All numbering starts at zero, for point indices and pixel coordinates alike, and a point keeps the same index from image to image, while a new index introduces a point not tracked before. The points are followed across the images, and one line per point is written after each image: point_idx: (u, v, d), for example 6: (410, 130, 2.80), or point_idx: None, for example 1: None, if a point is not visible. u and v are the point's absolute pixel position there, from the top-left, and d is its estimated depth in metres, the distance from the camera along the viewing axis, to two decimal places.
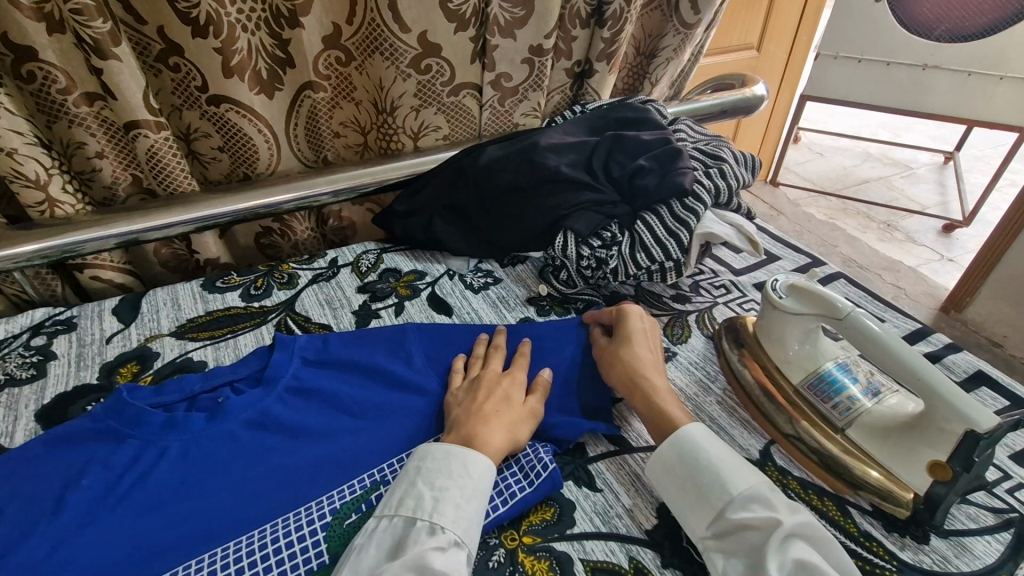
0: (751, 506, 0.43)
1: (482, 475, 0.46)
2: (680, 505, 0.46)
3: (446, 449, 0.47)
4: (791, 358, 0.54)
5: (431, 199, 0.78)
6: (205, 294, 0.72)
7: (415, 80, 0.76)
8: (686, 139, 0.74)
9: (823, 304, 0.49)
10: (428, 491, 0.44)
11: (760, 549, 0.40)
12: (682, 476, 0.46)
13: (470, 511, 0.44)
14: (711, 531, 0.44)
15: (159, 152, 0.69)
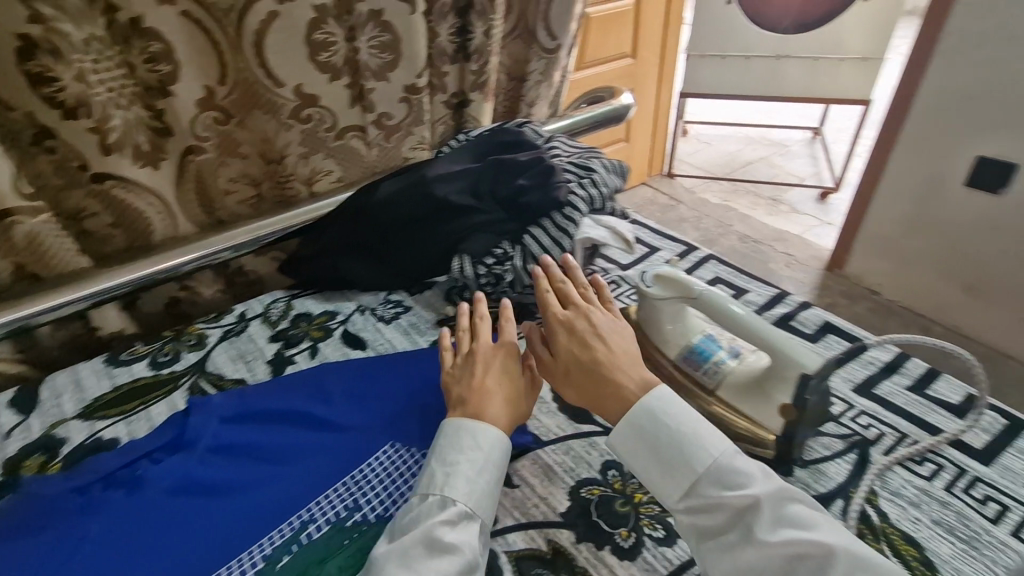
0: (720, 475, 0.45)
1: (494, 446, 0.49)
2: (650, 481, 0.47)
3: (478, 425, 0.50)
4: (667, 337, 0.61)
5: (331, 240, 0.80)
6: (111, 370, 0.71)
7: (298, 129, 0.78)
8: (561, 154, 0.81)
9: (682, 285, 0.58)
10: (460, 468, 0.48)
11: (743, 522, 0.43)
12: (646, 452, 0.47)
13: (483, 484, 0.47)
14: (683, 503, 0.46)
15: (42, 234, 0.67)
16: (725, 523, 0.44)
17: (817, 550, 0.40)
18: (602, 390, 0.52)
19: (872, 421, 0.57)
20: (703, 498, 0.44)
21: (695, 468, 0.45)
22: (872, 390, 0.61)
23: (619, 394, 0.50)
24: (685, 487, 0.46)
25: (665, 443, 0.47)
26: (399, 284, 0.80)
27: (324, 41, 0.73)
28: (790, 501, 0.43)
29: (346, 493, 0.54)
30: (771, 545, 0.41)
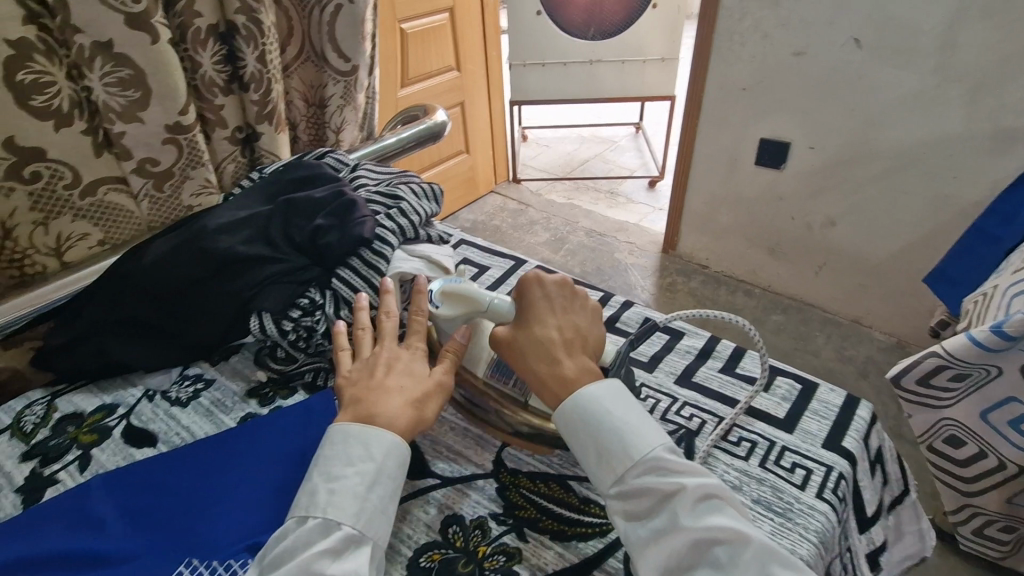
0: (651, 464, 0.46)
1: (391, 452, 0.48)
2: (589, 463, 0.49)
3: (366, 429, 0.49)
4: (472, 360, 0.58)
5: (94, 319, 0.65)
6: None
7: (23, 193, 0.63)
8: (368, 184, 0.75)
9: (467, 299, 0.57)
10: (358, 479, 0.46)
11: (663, 514, 0.44)
12: (591, 438, 0.48)
13: (375, 499, 0.46)
14: (616, 489, 0.47)
15: None
16: (648, 515, 0.45)
17: (730, 537, 0.42)
18: (542, 370, 0.52)
19: (694, 411, 0.59)
20: (634, 486, 0.46)
21: (631, 455, 0.47)
22: (691, 379, 0.63)
23: (559, 373, 0.51)
24: (616, 476, 0.47)
25: (608, 430, 0.48)
26: (188, 359, 0.68)
27: (34, 82, 0.60)
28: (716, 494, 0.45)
29: None
30: (693, 533, 0.43)
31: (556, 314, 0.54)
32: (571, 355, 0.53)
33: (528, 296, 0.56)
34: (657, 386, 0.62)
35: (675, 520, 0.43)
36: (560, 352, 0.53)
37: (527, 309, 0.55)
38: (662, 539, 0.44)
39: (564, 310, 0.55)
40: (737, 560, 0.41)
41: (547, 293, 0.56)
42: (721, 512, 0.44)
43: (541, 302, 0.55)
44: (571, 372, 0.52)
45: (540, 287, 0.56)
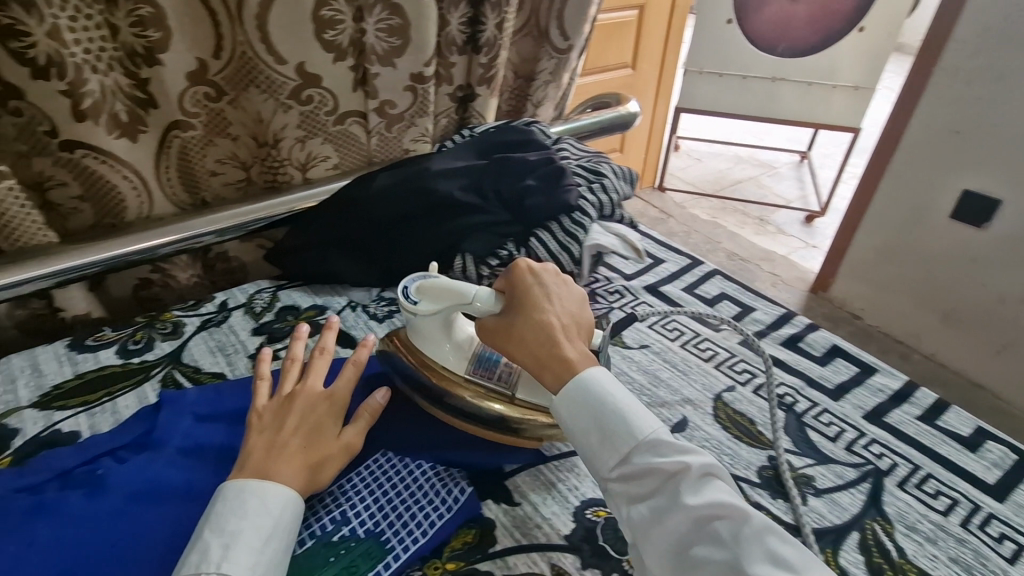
0: (657, 447, 0.42)
1: (286, 511, 0.43)
2: (587, 445, 0.45)
3: (287, 501, 0.43)
4: (450, 355, 0.56)
5: (323, 230, 0.75)
6: (73, 356, 0.65)
7: (298, 111, 0.73)
8: (570, 157, 0.78)
9: (450, 292, 0.54)
10: (258, 542, 0.41)
11: (666, 494, 0.40)
12: (594, 417, 0.45)
13: (268, 554, 0.41)
14: (618, 473, 0.43)
15: (4, 202, 0.61)
16: (652, 494, 0.41)
17: (733, 518, 0.38)
18: (546, 355, 0.49)
19: (885, 450, 0.55)
20: (637, 466, 0.42)
21: (635, 437, 0.43)
22: (882, 418, 0.59)
23: (561, 356, 0.48)
24: (619, 458, 0.43)
25: (610, 410, 0.44)
26: (385, 282, 0.75)
27: (331, 18, 0.69)
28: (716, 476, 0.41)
29: (331, 504, 0.49)
30: (695, 510, 0.39)
31: (563, 307, 0.52)
32: (577, 343, 0.50)
33: (521, 280, 0.53)
34: (843, 416, 0.59)
35: (680, 497, 0.40)
36: (564, 339, 0.50)
37: (519, 292, 0.52)
38: (665, 520, 0.40)
39: (558, 305, 0.52)
40: (746, 542, 0.37)
41: (550, 280, 0.53)
42: (725, 490, 0.41)
43: (528, 292, 0.52)
44: (576, 357, 0.48)
45: (536, 272, 0.53)
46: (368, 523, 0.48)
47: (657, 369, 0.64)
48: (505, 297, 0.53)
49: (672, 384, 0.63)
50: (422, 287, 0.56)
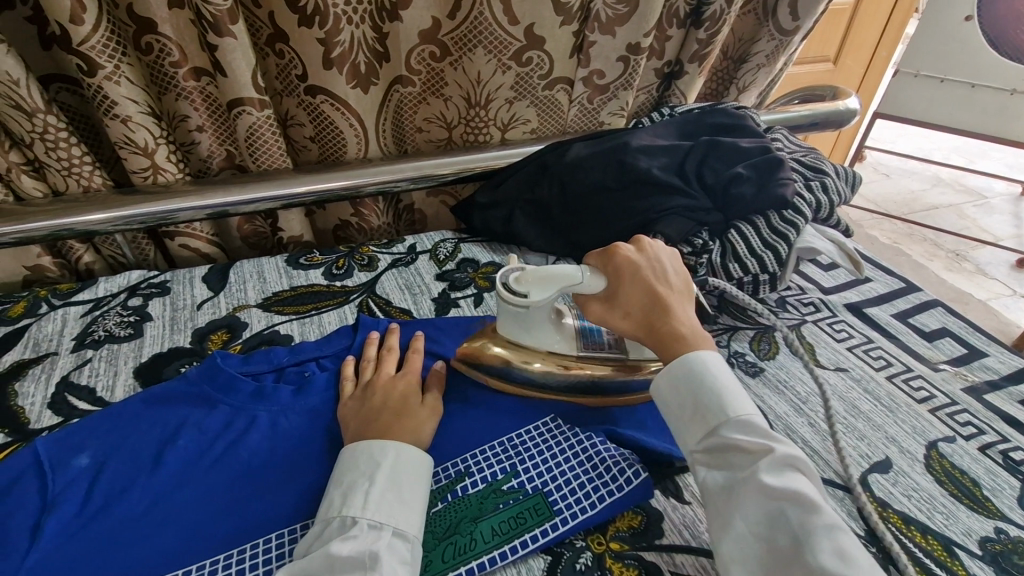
0: (746, 427, 0.42)
1: (386, 456, 0.45)
2: (678, 418, 0.45)
3: (386, 447, 0.46)
4: (557, 343, 0.56)
5: (512, 191, 0.77)
6: (289, 270, 0.74)
7: (514, 72, 0.75)
8: (783, 149, 0.72)
9: (557, 278, 0.52)
10: (370, 484, 0.44)
11: (746, 470, 0.40)
12: (688, 389, 0.45)
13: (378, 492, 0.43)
14: (703, 446, 0.43)
15: (260, 128, 0.70)
16: (733, 470, 0.41)
17: (808, 505, 0.37)
18: (662, 335, 0.49)
19: None
20: (721, 440, 0.42)
21: (727, 414, 0.43)
22: None
23: (674, 332, 0.49)
24: (708, 430, 0.43)
25: (708, 385, 0.44)
26: (566, 256, 0.74)
27: None
28: (796, 468, 0.40)
29: (502, 454, 0.51)
30: (768, 490, 0.38)
31: (661, 277, 0.52)
32: (684, 313, 0.50)
33: (624, 256, 0.53)
34: None
35: (757, 475, 0.39)
36: (671, 311, 0.50)
37: (615, 267, 0.53)
38: (738, 495, 0.39)
39: (661, 276, 0.52)
40: (812, 531, 0.36)
41: (651, 254, 0.54)
42: (806, 484, 0.39)
43: (636, 275, 0.51)
44: (689, 332, 0.49)
45: (636, 249, 0.54)
46: (536, 481, 0.49)
47: (856, 398, 0.57)
48: (609, 282, 0.52)
49: (875, 419, 0.55)
50: (521, 276, 0.53)
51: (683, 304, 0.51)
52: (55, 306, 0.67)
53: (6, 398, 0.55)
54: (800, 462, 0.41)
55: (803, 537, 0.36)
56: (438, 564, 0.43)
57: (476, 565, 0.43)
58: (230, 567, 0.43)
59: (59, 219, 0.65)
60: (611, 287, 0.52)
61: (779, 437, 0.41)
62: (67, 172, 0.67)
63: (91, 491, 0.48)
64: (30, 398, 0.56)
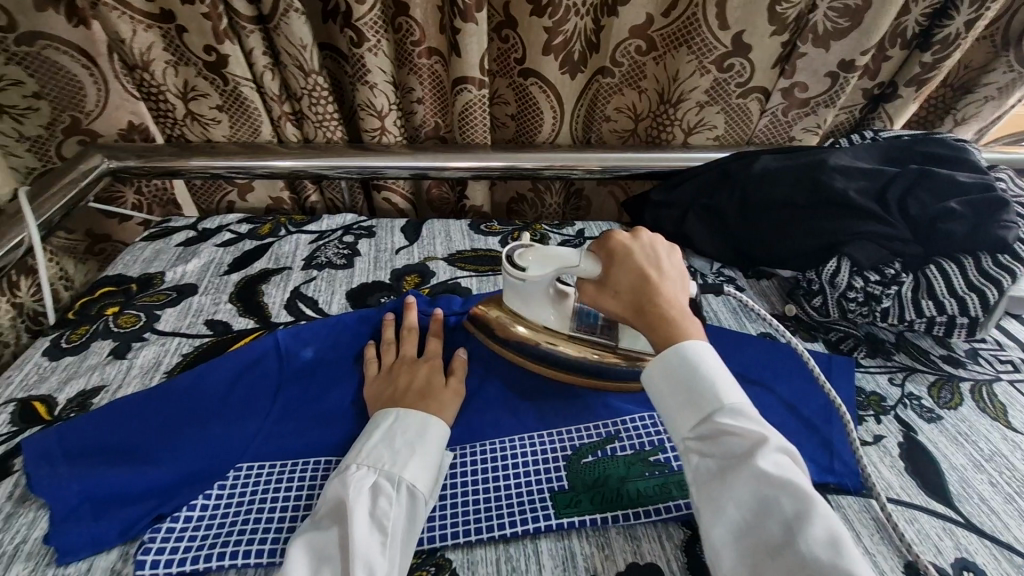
0: (742, 417, 0.42)
1: (408, 422, 0.48)
2: (673, 407, 0.45)
3: (408, 416, 0.49)
4: (551, 319, 0.57)
5: (690, 193, 0.78)
6: (471, 234, 0.83)
7: (714, 76, 0.77)
8: (1008, 190, 0.66)
9: (558, 258, 0.54)
10: (390, 448, 0.46)
11: (738, 456, 0.40)
12: (683, 376, 0.44)
13: (394, 452, 0.46)
14: (697, 434, 0.43)
15: (474, 105, 0.79)
16: (726, 456, 0.41)
17: (800, 496, 0.37)
18: (663, 331, 0.47)
19: None
20: (718, 431, 0.41)
21: (724, 402, 0.42)
22: None
23: (672, 320, 0.48)
24: (701, 419, 0.43)
25: (705, 376, 0.44)
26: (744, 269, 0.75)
27: None
28: (785, 454, 0.40)
29: (652, 427, 0.54)
30: (764, 477, 0.38)
31: (655, 260, 0.52)
32: (673, 296, 0.49)
33: (616, 240, 0.53)
34: None
35: (753, 462, 0.39)
36: (663, 298, 0.49)
37: (608, 252, 0.53)
38: (730, 480, 0.39)
39: (654, 266, 0.51)
40: (805, 522, 0.35)
41: (643, 240, 0.53)
42: (799, 474, 0.39)
43: (637, 271, 0.50)
44: (673, 315, 0.48)
45: (629, 236, 0.53)
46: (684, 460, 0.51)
47: None
48: (611, 280, 0.51)
49: None
50: (525, 252, 0.55)
51: (675, 289, 0.50)
52: (291, 232, 0.81)
53: (256, 296, 0.70)
54: (791, 452, 0.40)
55: (798, 525, 0.36)
56: (585, 505, 0.48)
57: (620, 514, 0.47)
58: None
59: (307, 162, 0.80)
60: (614, 283, 0.51)
61: (770, 427, 0.41)
62: (318, 124, 0.81)
63: (313, 378, 0.58)
64: (272, 299, 0.69)
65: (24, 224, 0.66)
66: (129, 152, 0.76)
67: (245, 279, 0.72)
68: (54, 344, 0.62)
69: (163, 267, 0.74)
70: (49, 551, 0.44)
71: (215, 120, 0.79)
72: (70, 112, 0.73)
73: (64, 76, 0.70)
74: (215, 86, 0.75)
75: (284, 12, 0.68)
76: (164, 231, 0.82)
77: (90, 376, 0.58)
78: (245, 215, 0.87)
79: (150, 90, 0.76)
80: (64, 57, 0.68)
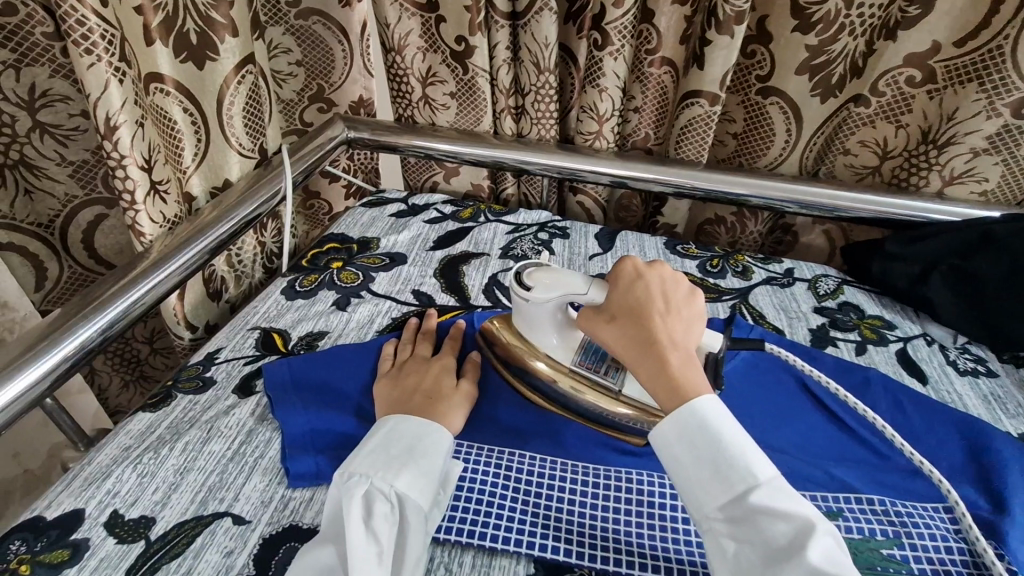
0: (778, 496, 0.35)
1: (409, 429, 0.46)
2: (695, 480, 0.38)
3: (406, 424, 0.46)
4: (557, 347, 0.53)
5: (938, 249, 0.67)
6: (667, 253, 0.79)
7: (1003, 123, 0.66)
8: None
9: (567, 283, 0.49)
10: (387, 453, 0.44)
11: (780, 544, 0.34)
12: (705, 445, 0.38)
13: (391, 457, 0.43)
14: (726, 514, 0.36)
15: (700, 120, 0.76)
16: (765, 544, 0.34)
17: None
18: (653, 370, 0.42)
19: None
20: (751, 512, 0.35)
21: (754, 479, 0.36)
22: None
23: (658, 359, 0.42)
24: (732, 496, 0.36)
25: (730, 447, 0.37)
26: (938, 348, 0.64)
27: None
28: (832, 538, 0.34)
29: (881, 513, 0.47)
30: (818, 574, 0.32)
31: (665, 296, 0.45)
32: (676, 338, 0.43)
33: (628, 269, 0.47)
34: None
35: (802, 557, 0.33)
36: (667, 343, 0.42)
37: (618, 282, 0.47)
38: None
39: (665, 303, 0.45)
40: None
41: (661, 270, 0.47)
42: (853, 565, 0.33)
43: (643, 307, 0.44)
44: (675, 361, 0.42)
45: (645, 267, 0.47)
46: (926, 565, 0.44)
47: None
48: (618, 314, 0.45)
49: None
50: (535, 271, 0.51)
51: (686, 334, 0.44)
52: (490, 219, 0.84)
53: (458, 276, 0.73)
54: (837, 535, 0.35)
55: None
56: None
57: None
58: (607, 483, 0.48)
59: (519, 154, 0.81)
60: (620, 317, 0.45)
61: (806, 503, 0.35)
62: (536, 121, 0.82)
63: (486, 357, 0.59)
64: (472, 281, 0.72)
65: (281, 171, 0.73)
66: (366, 126, 0.85)
67: (448, 258, 0.76)
68: (291, 285, 0.70)
69: (379, 233, 0.80)
70: (281, 471, 0.48)
71: (444, 106, 0.84)
72: (318, 82, 0.83)
73: (321, 48, 0.79)
74: (455, 74, 0.80)
75: (539, 10, 0.70)
76: (380, 200, 0.89)
77: (317, 320, 0.64)
78: (448, 197, 0.91)
79: (396, 72, 0.83)
80: (326, 32, 0.76)
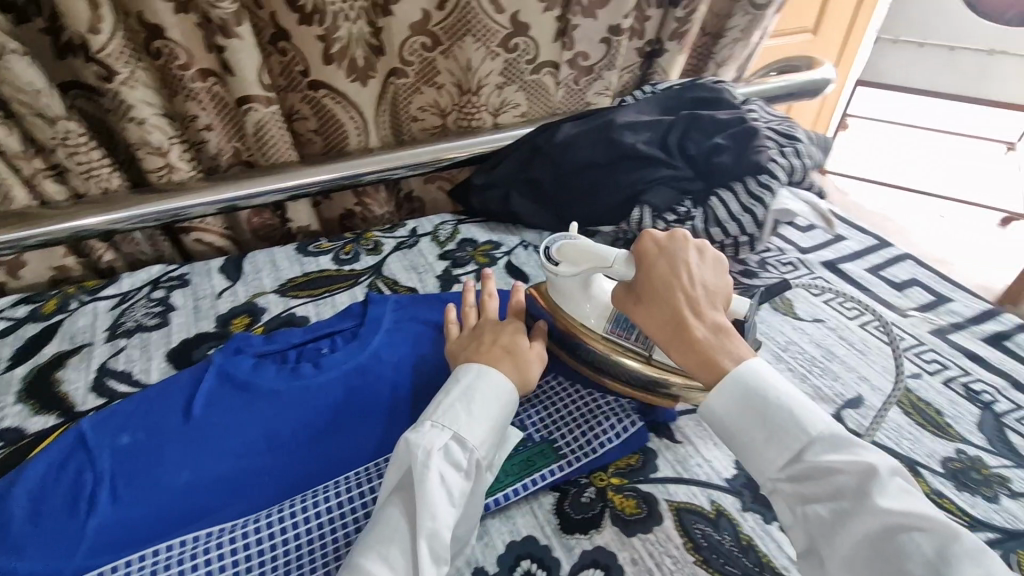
0: (835, 445, 0.38)
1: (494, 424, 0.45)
2: (746, 439, 0.42)
3: (480, 388, 0.46)
4: (591, 314, 0.54)
5: (508, 172, 0.82)
6: (300, 258, 0.78)
7: (503, 59, 0.80)
8: (760, 119, 0.73)
9: (595, 255, 0.52)
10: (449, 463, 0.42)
11: (853, 494, 0.37)
12: (755, 403, 0.41)
13: (437, 476, 0.41)
14: (787, 474, 0.40)
15: (266, 124, 0.74)
16: (834, 499, 0.37)
17: (944, 532, 0.34)
18: (677, 337, 0.45)
19: None
20: (807, 464, 0.39)
21: (807, 431, 0.39)
22: None
23: (682, 327, 0.45)
24: (791, 455, 0.40)
25: (782, 406, 0.40)
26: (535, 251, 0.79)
27: None
28: (900, 476, 0.37)
29: None
30: (890, 517, 0.35)
31: (673, 260, 0.48)
32: (701, 306, 0.46)
33: (648, 247, 0.49)
34: None
35: (871, 504, 0.36)
36: (690, 311, 0.46)
37: (652, 258, 0.49)
38: (848, 526, 0.36)
39: (682, 276, 0.47)
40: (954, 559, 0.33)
41: (682, 243, 0.49)
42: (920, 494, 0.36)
43: (680, 276, 0.47)
44: (704, 332, 0.45)
45: (659, 241, 0.49)
46: (544, 431, 0.53)
47: (832, 345, 0.64)
48: (663, 287, 0.47)
49: (849, 361, 0.63)
50: (563, 247, 0.54)
51: (712, 288, 0.48)
52: (86, 302, 0.71)
53: (53, 385, 0.60)
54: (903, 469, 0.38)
55: (944, 566, 0.33)
56: None
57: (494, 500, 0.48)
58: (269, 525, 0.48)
59: (85, 222, 0.68)
60: (648, 291, 0.48)
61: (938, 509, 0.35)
62: (86, 175, 0.71)
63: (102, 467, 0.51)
64: (75, 384, 0.60)
65: None
66: None
67: (35, 370, 0.62)
68: None
69: None
70: None
71: None
72: None
73: None
74: None
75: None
76: None
77: None
78: (23, 296, 0.74)
79: None
80: None
